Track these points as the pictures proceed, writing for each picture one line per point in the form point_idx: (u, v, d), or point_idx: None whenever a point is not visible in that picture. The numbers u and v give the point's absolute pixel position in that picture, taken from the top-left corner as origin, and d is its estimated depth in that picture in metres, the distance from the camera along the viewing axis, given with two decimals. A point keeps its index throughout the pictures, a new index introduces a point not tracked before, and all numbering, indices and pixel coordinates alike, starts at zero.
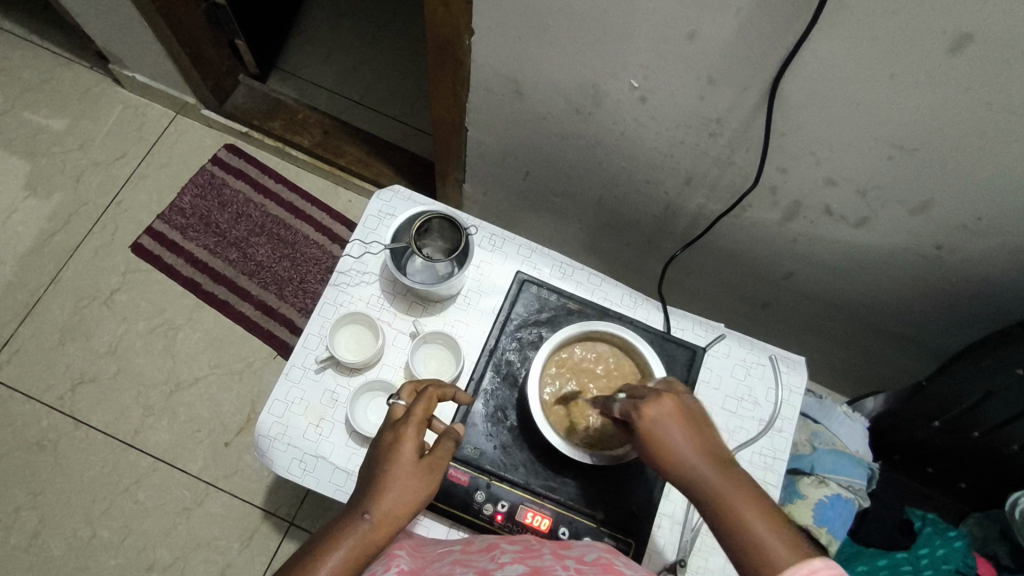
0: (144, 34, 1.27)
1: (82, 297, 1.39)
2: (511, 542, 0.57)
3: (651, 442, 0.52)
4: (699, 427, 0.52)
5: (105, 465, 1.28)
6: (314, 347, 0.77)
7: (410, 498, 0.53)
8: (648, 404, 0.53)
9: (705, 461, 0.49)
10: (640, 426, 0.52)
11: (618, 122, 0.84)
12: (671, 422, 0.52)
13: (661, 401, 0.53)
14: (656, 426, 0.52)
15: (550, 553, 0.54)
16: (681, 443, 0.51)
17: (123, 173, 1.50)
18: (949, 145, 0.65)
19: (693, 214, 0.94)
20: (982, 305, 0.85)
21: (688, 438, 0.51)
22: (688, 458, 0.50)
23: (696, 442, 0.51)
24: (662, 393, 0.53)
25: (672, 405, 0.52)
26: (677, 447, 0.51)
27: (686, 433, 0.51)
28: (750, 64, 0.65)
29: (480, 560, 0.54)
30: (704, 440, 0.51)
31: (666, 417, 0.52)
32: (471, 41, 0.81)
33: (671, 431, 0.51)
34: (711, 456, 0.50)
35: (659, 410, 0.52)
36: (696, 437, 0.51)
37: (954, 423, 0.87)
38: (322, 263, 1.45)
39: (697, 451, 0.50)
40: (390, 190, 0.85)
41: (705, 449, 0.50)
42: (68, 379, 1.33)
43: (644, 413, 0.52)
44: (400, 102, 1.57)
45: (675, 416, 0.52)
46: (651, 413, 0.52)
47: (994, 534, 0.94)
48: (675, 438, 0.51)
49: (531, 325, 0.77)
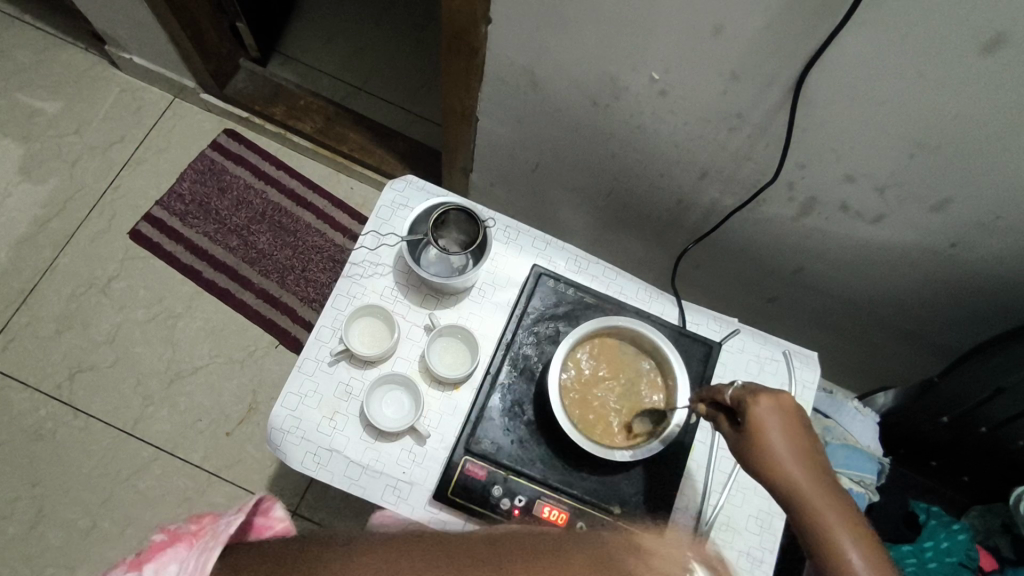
0: (145, 17, 1.24)
1: (79, 284, 1.37)
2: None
3: (755, 430, 0.54)
4: (802, 430, 0.55)
5: (105, 454, 1.26)
6: (327, 339, 0.76)
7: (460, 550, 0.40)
8: (761, 396, 0.55)
9: (803, 466, 0.52)
10: (748, 416, 0.55)
11: (635, 114, 0.83)
12: (779, 418, 0.54)
13: (775, 398, 0.55)
14: (764, 419, 0.54)
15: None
16: (787, 447, 0.53)
17: (120, 157, 1.47)
18: (973, 144, 0.64)
19: (706, 207, 0.94)
20: (994, 304, 0.86)
21: (794, 441, 0.53)
22: (792, 461, 0.52)
23: (800, 447, 0.53)
24: (780, 391, 0.56)
25: (784, 403, 0.55)
26: (779, 445, 0.53)
27: (791, 433, 0.54)
28: (776, 58, 0.64)
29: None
30: (808, 449, 0.53)
31: (774, 414, 0.54)
32: (488, 29, 0.80)
33: (778, 427, 0.54)
34: (808, 462, 0.53)
35: (772, 404, 0.55)
36: (801, 442, 0.54)
37: (961, 419, 0.88)
38: (324, 253, 1.43)
39: (800, 456, 0.53)
40: (403, 180, 0.84)
41: (808, 457, 0.53)
42: (65, 366, 1.31)
43: (758, 402, 0.55)
44: (403, 89, 1.55)
45: (787, 414, 0.55)
46: (761, 408, 0.55)
47: (997, 526, 0.95)
48: (779, 436, 0.54)
49: (548, 319, 0.76)
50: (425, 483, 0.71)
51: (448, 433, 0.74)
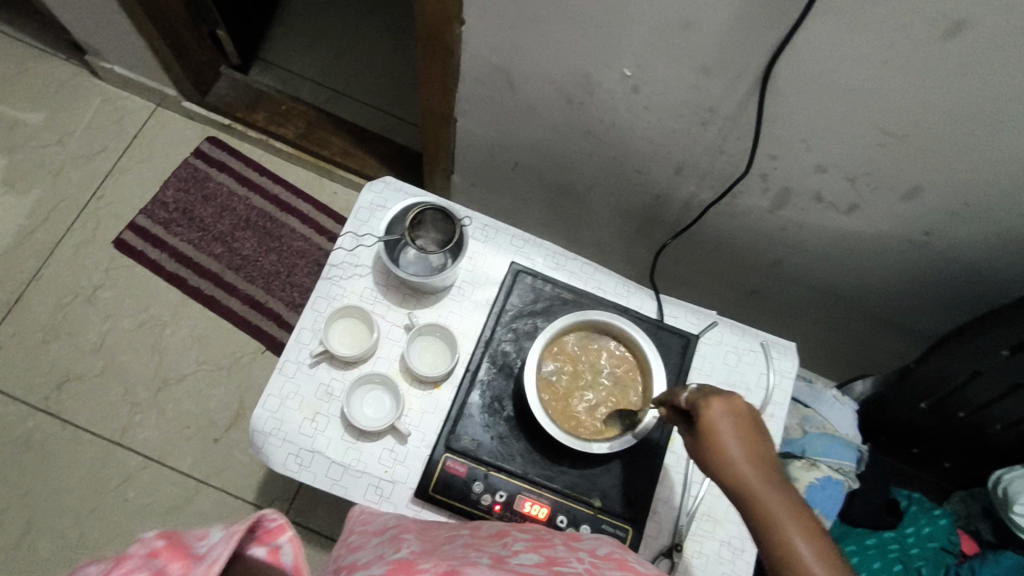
0: (125, 26, 1.24)
1: (64, 294, 1.36)
2: (521, 530, 0.58)
3: (708, 434, 0.54)
4: (755, 432, 0.54)
5: (93, 464, 1.26)
6: (307, 341, 0.77)
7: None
8: (715, 400, 0.55)
9: (756, 468, 0.51)
10: (702, 420, 0.54)
11: (609, 111, 0.84)
12: (732, 421, 0.54)
13: (728, 401, 0.54)
14: (718, 423, 0.54)
15: (561, 544, 0.55)
16: (740, 450, 0.52)
17: (103, 167, 1.47)
18: (937, 132, 0.66)
19: (683, 202, 0.95)
20: (967, 290, 0.87)
21: (747, 444, 0.53)
22: (745, 464, 0.52)
23: (752, 450, 0.52)
24: (732, 394, 0.55)
25: (737, 405, 0.54)
26: (732, 449, 0.52)
27: (744, 435, 0.53)
28: (743, 50, 0.65)
29: (491, 546, 0.54)
30: (761, 449, 0.53)
31: (727, 418, 0.54)
32: (462, 30, 0.80)
33: (731, 430, 0.53)
34: (762, 466, 0.52)
35: (725, 408, 0.54)
36: (754, 444, 0.53)
37: (940, 404, 0.89)
38: (310, 257, 1.43)
39: (753, 459, 0.52)
40: (382, 181, 0.85)
41: (762, 460, 0.52)
42: (51, 378, 1.30)
43: (710, 405, 0.54)
44: (386, 92, 1.56)
45: (740, 417, 0.54)
46: (714, 411, 0.54)
47: (976, 511, 0.98)
48: (732, 439, 0.53)
49: (526, 316, 0.77)
50: (407, 481, 0.72)
51: (429, 431, 0.74)
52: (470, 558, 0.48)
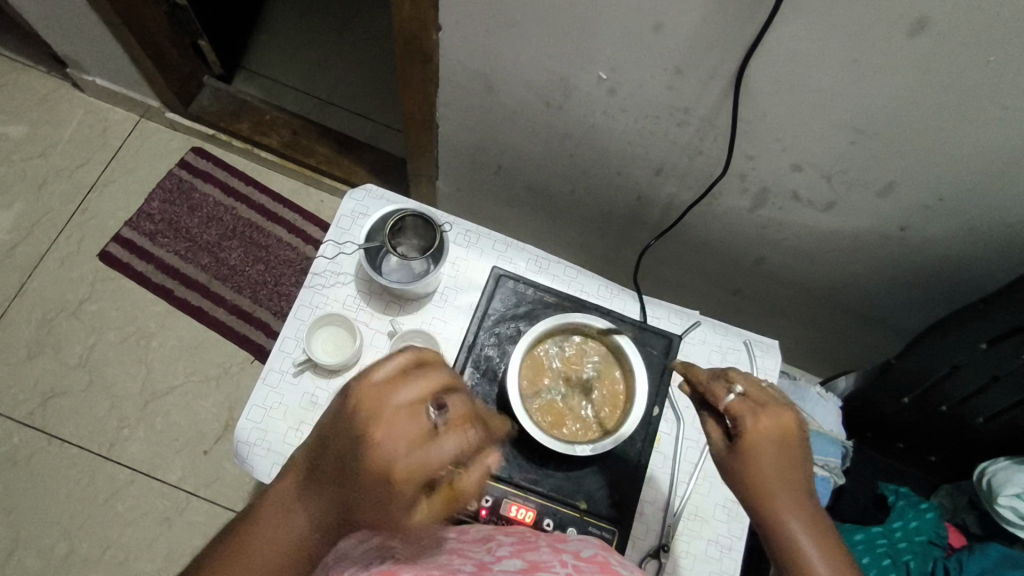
0: (105, 38, 1.24)
1: (49, 309, 1.35)
2: (506, 534, 0.59)
3: (750, 452, 0.53)
4: (795, 452, 0.54)
5: (80, 478, 1.25)
6: (291, 350, 0.77)
7: (332, 455, 0.44)
8: (765, 418, 0.54)
9: (791, 492, 0.52)
10: (747, 437, 0.54)
11: (588, 114, 0.84)
12: (777, 443, 0.54)
13: (778, 423, 0.54)
14: (762, 443, 0.53)
15: (546, 547, 0.56)
16: (779, 469, 0.53)
17: (87, 179, 1.46)
18: (908, 129, 0.67)
19: (665, 203, 0.96)
20: (946, 285, 0.88)
21: (788, 467, 0.53)
22: (781, 486, 0.52)
23: (792, 473, 0.53)
24: (782, 410, 0.55)
25: (785, 427, 0.54)
26: (773, 471, 0.53)
27: (785, 458, 0.53)
28: (715, 52, 0.66)
29: (476, 551, 0.54)
30: (797, 471, 0.54)
31: (774, 439, 0.53)
32: (439, 36, 0.81)
33: (773, 452, 0.53)
34: (794, 488, 0.53)
35: (774, 427, 0.54)
36: (792, 465, 0.53)
37: (923, 399, 0.90)
38: (297, 266, 1.43)
39: (789, 482, 0.53)
40: (362, 189, 0.85)
41: (796, 483, 0.53)
42: (38, 393, 1.30)
43: (759, 425, 0.54)
44: (370, 99, 1.56)
45: (785, 439, 0.54)
46: (763, 433, 0.53)
47: (963, 504, 0.99)
48: (774, 461, 0.53)
49: (509, 320, 0.76)
50: None
51: None
52: (453, 566, 0.49)
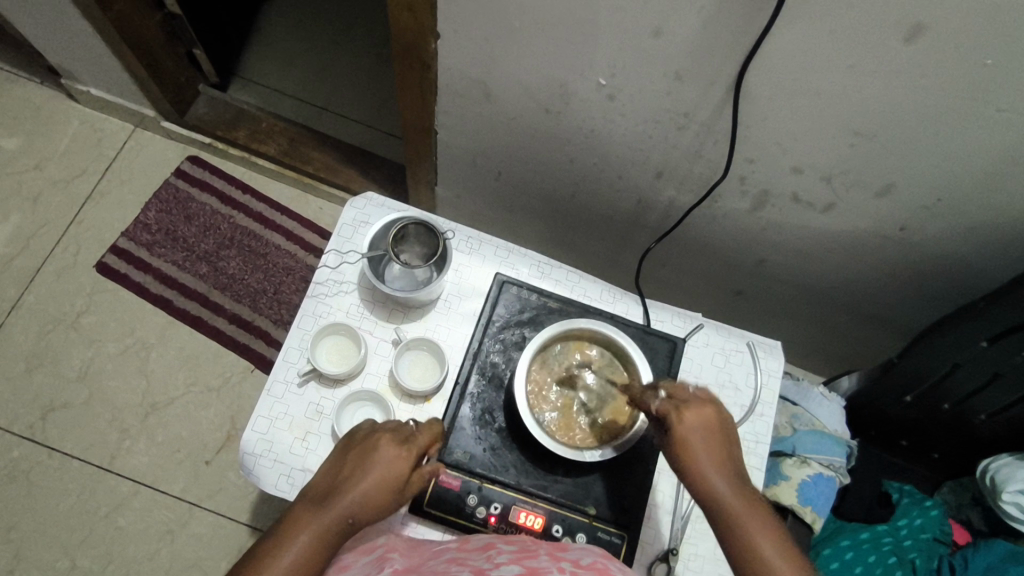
0: (99, 49, 1.24)
1: (47, 321, 1.35)
2: (507, 543, 0.58)
3: (679, 442, 0.60)
4: (720, 438, 0.61)
5: (82, 492, 1.24)
6: (295, 360, 0.76)
7: (340, 478, 0.61)
8: (686, 409, 0.61)
9: (721, 472, 0.58)
10: (674, 429, 0.60)
11: (587, 119, 0.85)
12: (701, 430, 0.60)
13: (698, 411, 0.61)
14: (690, 432, 0.60)
15: (547, 555, 0.55)
16: (708, 453, 0.59)
17: (83, 190, 1.45)
18: (907, 131, 0.67)
19: (665, 206, 0.96)
20: (945, 283, 0.88)
21: (713, 450, 0.59)
22: (711, 469, 0.58)
23: (718, 455, 0.59)
24: (701, 402, 0.62)
25: (706, 415, 0.61)
26: (702, 455, 0.59)
27: (711, 442, 0.60)
28: (714, 57, 0.66)
29: (474, 559, 0.55)
30: (724, 453, 0.60)
31: (698, 426, 0.60)
32: (437, 44, 0.81)
33: (699, 438, 0.60)
34: (725, 469, 0.59)
35: (695, 417, 0.61)
36: (718, 448, 0.60)
37: (926, 397, 0.90)
38: (296, 274, 1.43)
39: (719, 463, 0.59)
40: (363, 197, 0.85)
41: (725, 462, 0.59)
42: (37, 406, 1.29)
43: (682, 417, 0.60)
44: (366, 106, 1.56)
45: (709, 425, 0.61)
46: (686, 421, 0.60)
47: (967, 500, 1.00)
48: (701, 446, 0.59)
49: (514, 326, 0.76)
50: None
51: None
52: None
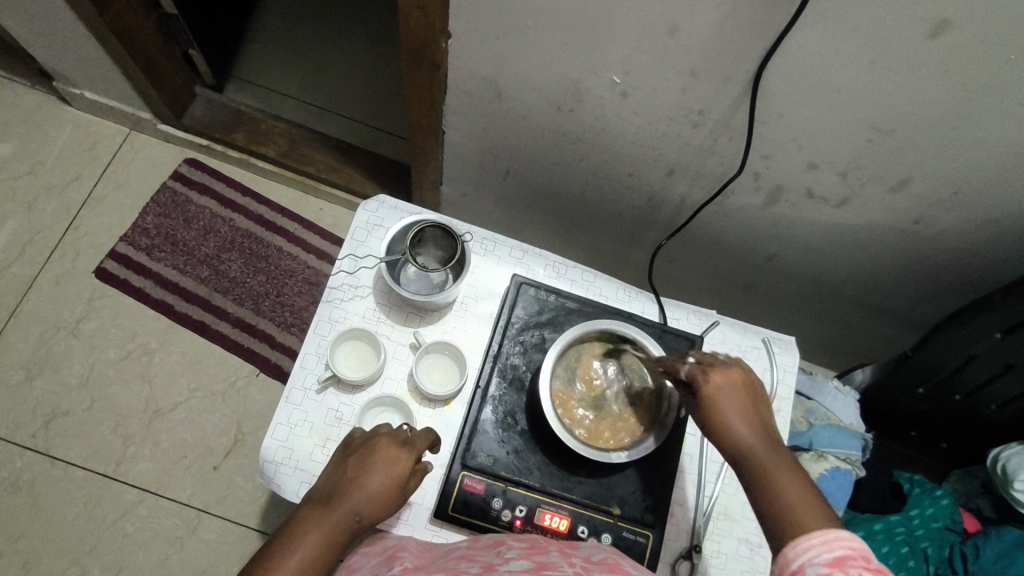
0: (94, 51, 1.21)
1: (46, 329, 1.32)
2: (517, 539, 0.61)
3: (706, 403, 0.59)
4: (751, 399, 0.59)
5: (87, 501, 1.22)
6: (313, 367, 0.75)
7: (344, 479, 0.61)
8: (715, 371, 0.60)
9: (752, 431, 0.57)
10: (701, 389, 0.59)
11: (600, 118, 0.84)
12: (731, 391, 0.59)
13: (726, 372, 0.60)
14: (718, 392, 0.59)
15: (556, 551, 0.58)
16: (737, 412, 0.58)
17: (79, 195, 1.43)
18: (924, 126, 0.67)
19: (676, 203, 0.96)
20: (955, 275, 0.89)
21: (744, 409, 0.58)
22: (740, 427, 0.57)
23: (749, 414, 0.58)
24: (730, 364, 0.61)
25: (735, 377, 0.60)
26: (730, 414, 0.58)
27: (741, 403, 0.59)
28: (733, 55, 0.66)
29: (486, 555, 0.58)
30: (756, 413, 0.59)
31: (726, 387, 0.59)
32: (448, 44, 0.80)
33: (728, 398, 0.59)
34: (756, 428, 0.58)
35: (723, 378, 0.60)
36: (749, 407, 0.59)
37: (938, 388, 0.91)
38: (299, 276, 1.42)
39: (749, 423, 0.58)
40: (376, 200, 0.84)
41: (756, 423, 0.58)
42: (39, 415, 1.27)
43: (709, 378, 0.59)
44: (365, 105, 1.55)
45: (736, 385, 0.59)
46: (713, 382, 0.59)
47: (977, 488, 1.01)
48: (730, 406, 0.58)
49: (533, 328, 0.76)
50: (424, 501, 0.72)
51: (443, 449, 0.74)
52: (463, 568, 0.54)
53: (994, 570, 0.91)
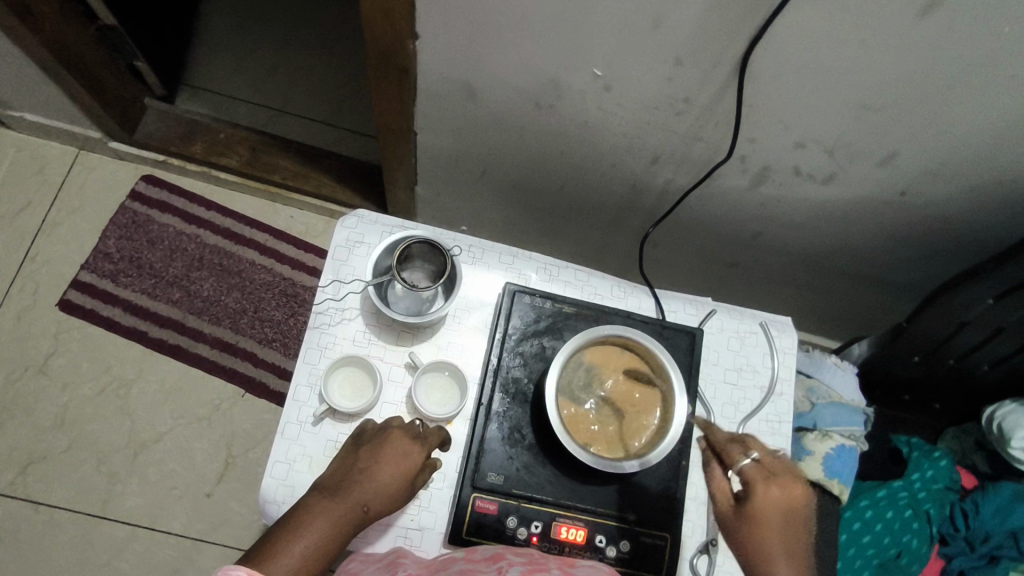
0: (30, 71, 1.13)
1: (12, 370, 1.26)
2: (516, 554, 0.60)
3: (756, 510, 0.63)
4: (798, 523, 0.64)
5: (78, 543, 1.18)
6: (306, 398, 0.72)
7: (354, 469, 0.61)
8: (776, 484, 0.64)
9: (789, 555, 0.61)
10: (756, 498, 0.64)
11: (580, 110, 0.81)
12: (783, 509, 0.63)
13: (787, 489, 0.64)
14: (771, 505, 0.63)
15: (556, 569, 0.57)
16: (781, 529, 0.62)
17: (31, 224, 1.35)
18: (913, 102, 0.66)
19: (661, 188, 0.93)
20: (943, 240, 0.89)
21: (787, 531, 0.63)
22: (779, 544, 0.62)
23: (790, 537, 0.62)
24: (795, 482, 0.65)
25: (795, 498, 0.64)
26: (774, 532, 0.62)
27: (788, 525, 0.63)
28: (719, 41, 0.63)
29: (487, 572, 0.56)
30: (797, 538, 0.63)
31: (780, 504, 0.63)
32: (416, 45, 0.76)
33: (779, 515, 0.63)
34: (793, 555, 0.62)
35: (782, 493, 0.64)
36: (793, 531, 0.63)
37: (932, 354, 0.92)
38: (275, 288, 1.37)
39: (787, 547, 0.62)
40: (354, 215, 0.80)
41: (793, 547, 0.62)
42: (15, 461, 1.21)
43: (767, 488, 0.64)
44: (326, 104, 1.48)
45: (790, 504, 0.64)
46: (771, 494, 0.64)
47: (971, 445, 1.02)
48: (777, 524, 0.63)
49: (531, 337, 0.74)
50: (436, 526, 0.70)
51: (449, 469, 0.72)
52: None
53: (994, 525, 0.94)
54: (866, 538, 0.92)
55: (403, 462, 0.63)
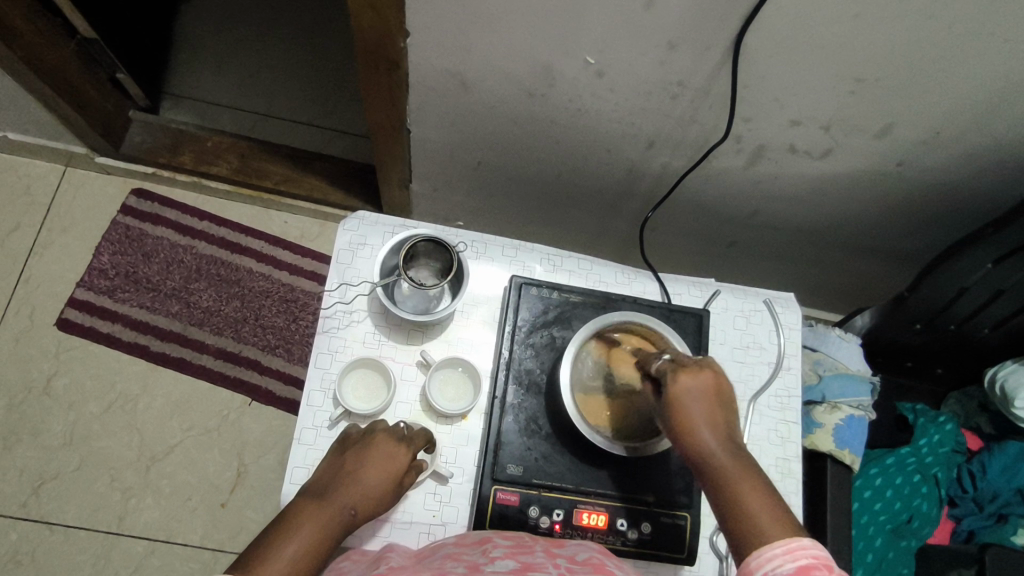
0: (11, 89, 1.12)
1: (16, 393, 1.25)
2: (503, 537, 0.59)
3: (675, 403, 0.59)
4: (721, 404, 0.59)
5: (96, 561, 1.18)
6: (321, 403, 0.72)
7: (342, 473, 0.61)
8: (686, 372, 0.59)
9: (720, 438, 0.57)
10: (672, 390, 0.59)
11: (575, 99, 0.81)
12: (700, 393, 0.59)
13: (698, 373, 0.59)
14: (687, 394, 0.58)
15: (542, 550, 0.56)
16: (705, 414, 0.58)
17: (23, 245, 1.34)
18: (906, 72, 0.67)
19: (657, 172, 0.94)
20: (939, 206, 0.90)
21: (714, 415, 0.58)
22: (706, 430, 0.57)
23: (718, 420, 0.58)
24: (701, 365, 0.60)
25: (707, 380, 0.59)
26: (700, 419, 0.58)
27: (711, 407, 0.58)
28: (712, 22, 0.63)
29: (471, 554, 0.56)
30: (724, 417, 0.58)
31: (697, 389, 0.59)
32: (406, 41, 0.75)
33: (697, 400, 0.58)
34: (726, 438, 0.57)
35: (694, 379, 0.59)
36: (718, 413, 0.58)
37: (934, 321, 0.93)
38: (274, 294, 1.36)
39: (717, 430, 0.58)
40: (355, 217, 0.80)
41: (723, 429, 0.58)
42: (26, 483, 1.21)
43: (680, 378, 0.59)
44: (312, 106, 1.47)
45: (707, 387, 0.59)
46: (686, 383, 0.59)
47: (975, 408, 1.05)
48: (699, 409, 0.58)
49: (541, 328, 0.74)
50: (458, 520, 0.70)
51: (468, 464, 0.72)
52: (446, 569, 0.52)
53: (1002, 483, 0.96)
54: (877, 505, 0.94)
55: (390, 466, 0.62)
